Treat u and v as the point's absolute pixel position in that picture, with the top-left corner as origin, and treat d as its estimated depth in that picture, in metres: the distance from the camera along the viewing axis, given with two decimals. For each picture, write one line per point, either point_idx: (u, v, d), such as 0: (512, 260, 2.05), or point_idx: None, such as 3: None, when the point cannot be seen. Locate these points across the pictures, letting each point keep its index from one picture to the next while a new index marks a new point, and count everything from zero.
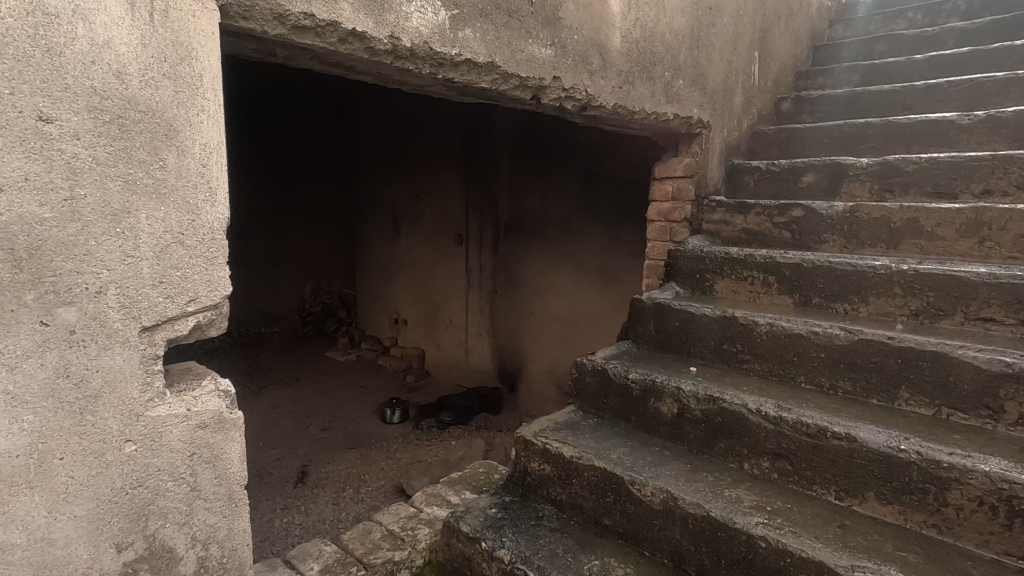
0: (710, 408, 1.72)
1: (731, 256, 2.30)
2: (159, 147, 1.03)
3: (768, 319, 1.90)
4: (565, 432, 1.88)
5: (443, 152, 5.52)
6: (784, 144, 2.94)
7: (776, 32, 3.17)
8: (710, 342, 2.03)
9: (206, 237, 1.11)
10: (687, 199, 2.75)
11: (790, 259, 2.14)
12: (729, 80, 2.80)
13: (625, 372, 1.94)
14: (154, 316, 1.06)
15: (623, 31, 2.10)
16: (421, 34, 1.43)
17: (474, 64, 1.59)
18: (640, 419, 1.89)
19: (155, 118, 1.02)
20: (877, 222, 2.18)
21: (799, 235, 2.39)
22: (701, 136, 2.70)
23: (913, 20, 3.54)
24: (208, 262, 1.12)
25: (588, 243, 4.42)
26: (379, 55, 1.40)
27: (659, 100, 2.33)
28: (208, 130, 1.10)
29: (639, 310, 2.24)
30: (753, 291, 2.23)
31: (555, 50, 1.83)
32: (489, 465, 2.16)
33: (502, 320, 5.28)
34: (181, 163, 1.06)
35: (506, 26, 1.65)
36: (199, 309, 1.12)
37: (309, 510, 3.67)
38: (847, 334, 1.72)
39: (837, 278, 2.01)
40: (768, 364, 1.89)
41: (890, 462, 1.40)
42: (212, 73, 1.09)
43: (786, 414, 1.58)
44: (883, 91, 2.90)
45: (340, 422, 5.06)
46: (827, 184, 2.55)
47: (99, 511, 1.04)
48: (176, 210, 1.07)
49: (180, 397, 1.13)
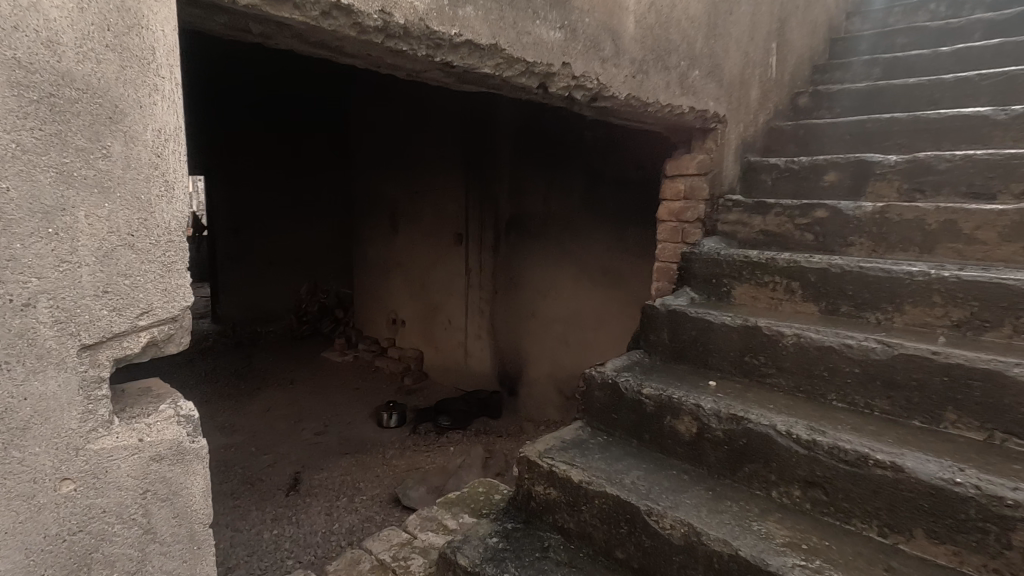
0: (734, 429, 1.56)
1: (750, 261, 2.14)
2: (102, 132, 0.87)
3: (795, 329, 1.74)
4: (573, 453, 1.72)
5: (440, 150, 5.42)
6: (801, 141, 2.78)
7: (794, 24, 3.01)
8: (729, 354, 1.87)
9: (160, 239, 0.95)
10: (701, 198, 2.59)
11: (816, 263, 1.98)
12: (746, 72, 2.64)
13: (638, 387, 1.79)
14: (97, 332, 0.90)
15: (637, 15, 1.94)
16: (417, 10, 1.27)
17: (475, 46, 1.43)
18: (654, 438, 1.74)
19: (95, 98, 0.86)
20: (910, 223, 2.02)
21: (822, 238, 2.23)
22: (716, 132, 2.54)
23: (934, 12, 3.42)
24: (165, 268, 0.96)
25: (591, 244, 4.30)
26: (367, 33, 1.23)
27: (673, 92, 2.17)
28: (162, 114, 0.93)
29: (650, 318, 2.08)
30: (774, 297, 2.07)
31: (565, 34, 1.66)
32: (488, 484, 2.00)
33: (502, 322, 5.11)
34: (130, 152, 0.90)
35: (511, 5, 1.48)
36: (153, 323, 0.96)
37: (300, 521, 3.50)
38: (885, 349, 1.56)
39: (869, 285, 1.85)
40: (794, 379, 1.73)
41: (943, 496, 1.24)
42: (167, 45, 0.93)
43: (819, 437, 1.43)
44: (907, 85, 2.74)
45: (335, 426, 4.91)
46: (851, 183, 2.39)
47: (29, 564, 0.88)
48: (124, 207, 0.90)
49: (130, 425, 0.97)
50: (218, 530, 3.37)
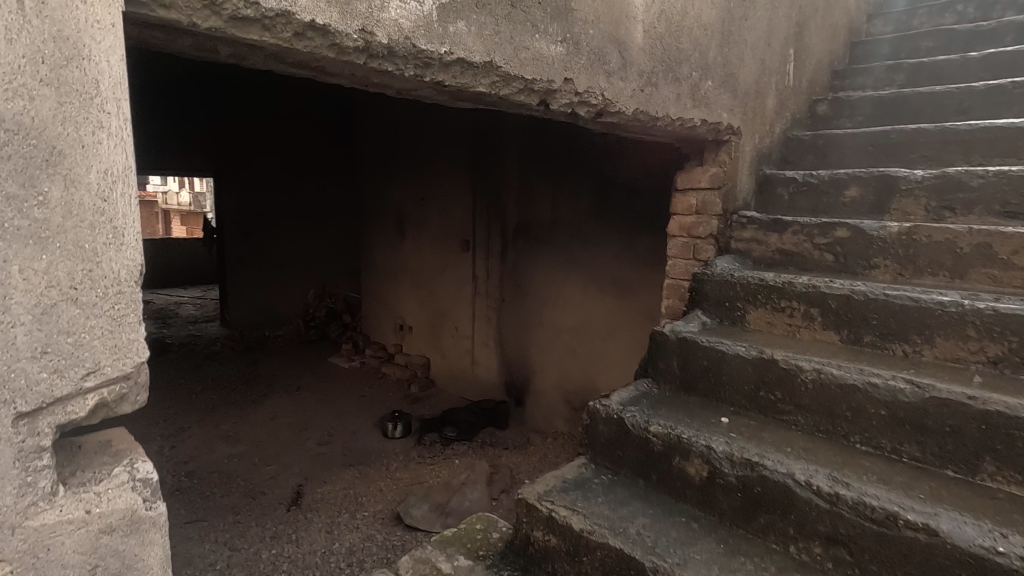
0: (748, 476, 1.44)
1: (766, 283, 2.01)
2: (37, 176, 0.77)
3: (814, 363, 1.62)
4: (574, 495, 1.61)
5: (447, 153, 5.32)
6: (820, 151, 2.64)
7: (813, 28, 2.87)
8: (743, 388, 1.75)
9: (109, 291, 0.86)
10: (713, 214, 2.47)
11: (838, 289, 1.84)
12: (762, 80, 2.51)
13: (644, 425, 1.67)
14: (35, 398, 0.81)
15: (645, 25, 1.81)
16: (402, 28, 1.16)
17: (468, 64, 1.32)
18: (662, 479, 1.62)
19: (29, 138, 0.76)
20: (940, 246, 1.88)
21: (843, 259, 2.10)
22: (730, 144, 2.42)
23: (962, 14, 3.24)
24: (115, 322, 0.87)
25: (601, 254, 4.18)
26: (347, 54, 1.13)
27: (685, 104, 2.04)
28: (110, 153, 0.84)
29: (660, 345, 1.96)
30: (792, 324, 1.94)
31: (567, 47, 1.55)
32: (486, 520, 1.91)
33: (508, 331, 5.00)
34: (71, 197, 0.81)
35: (508, 19, 1.37)
36: (102, 383, 0.87)
37: (300, 540, 3.41)
38: (914, 390, 1.44)
39: (896, 315, 1.72)
40: (813, 418, 1.60)
41: (983, 567, 1.12)
42: (113, 77, 0.83)
43: (842, 490, 1.31)
44: (933, 93, 2.59)
45: (339, 436, 4.83)
46: (874, 199, 2.25)
47: None
48: (65, 259, 0.81)
49: (77, 496, 0.88)
50: (216, 549, 3.29)
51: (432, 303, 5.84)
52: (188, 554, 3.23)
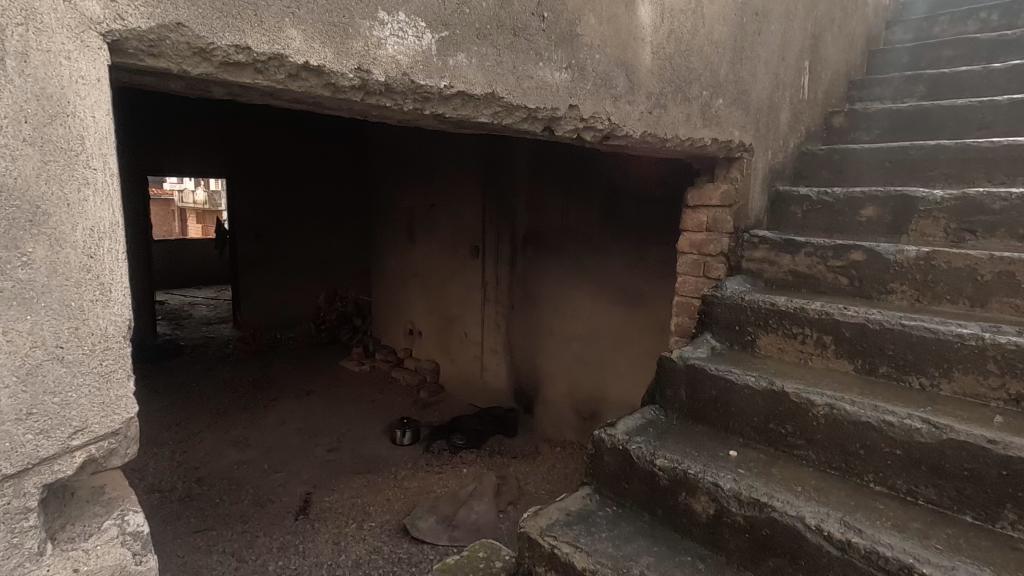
0: (757, 517, 1.40)
1: (777, 309, 1.95)
2: (20, 237, 0.76)
3: (826, 398, 1.56)
4: (577, 529, 1.58)
5: (457, 158, 5.31)
6: (836, 167, 2.57)
7: (829, 38, 2.79)
8: (753, 419, 1.70)
9: (97, 348, 0.85)
10: (724, 232, 2.42)
11: (853, 317, 1.78)
12: (776, 95, 2.45)
13: (650, 457, 1.63)
14: (21, 460, 0.79)
15: (654, 46, 1.77)
16: (399, 64, 1.14)
17: (469, 96, 1.29)
18: (668, 515, 1.59)
19: (12, 200, 0.74)
20: (959, 272, 1.82)
21: (857, 283, 2.03)
22: (742, 160, 2.36)
23: (985, 21, 3.14)
24: (101, 380, 0.86)
25: (611, 263, 4.14)
26: (343, 93, 1.11)
27: (695, 124, 1.99)
28: (95, 210, 0.82)
29: (668, 372, 1.90)
30: (803, 351, 1.89)
31: (572, 73, 1.51)
32: (489, 548, 1.88)
33: (517, 338, 4.97)
34: (56, 257, 0.79)
35: (510, 49, 1.34)
36: (89, 440, 0.85)
37: (307, 551, 3.42)
38: (931, 431, 1.38)
39: (913, 346, 1.66)
40: (826, 454, 1.55)
41: None
42: (99, 132, 0.81)
43: (855, 538, 1.26)
44: (954, 106, 2.51)
45: (348, 443, 4.84)
46: (891, 220, 2.18)
47: None
48: (51, 318, 0.80)
49: (65, 554, 0.86)
50: (223, 560, 3.30)
51: (442, 309, 5.83)
52: (195, 565, 3.24)
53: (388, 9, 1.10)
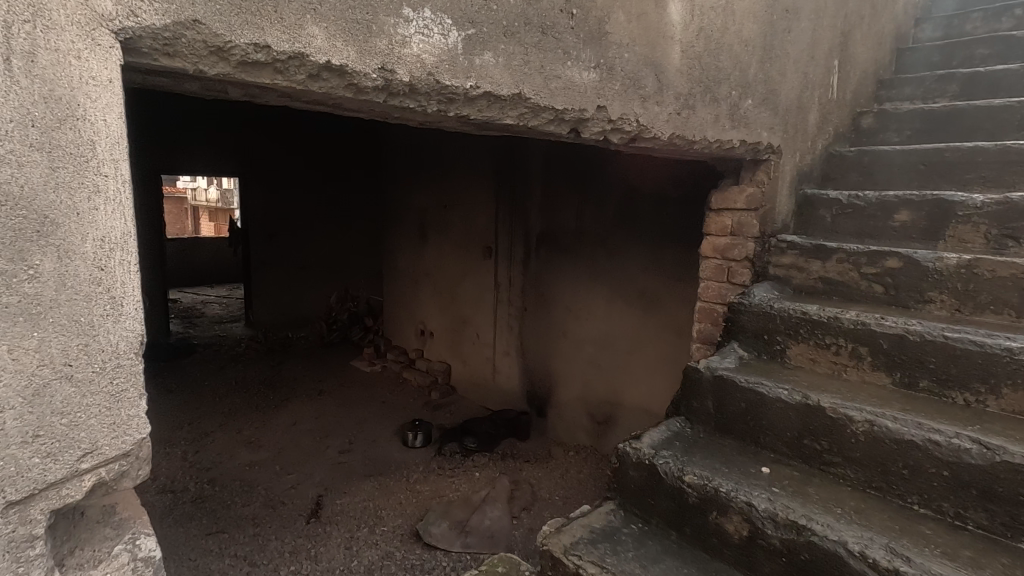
0: (794, 540, 1.33)
1: (807, 317, 1.88)
2: (26, 249, 0.71)
3: (865, 413, 1.49)
4: (603, 548, 1.52)
5: (469, 159, 5.26)
6: (866, 169, 2.47)
7: (859, 36, 2.70)
8: (785, 434, 1.63)
9: (108, 366, 0.80)
10: (749, 236, 2.34)
11: (891, 329, 1.70)
12: (804, 95, 2.37)
13: (678, 474, 1.56)
14: (27, 485, 0.74)
15: (683, 44, 1.70)
16: (425, 62, 1.08)
17: (495, 97, 1.23)
18: (698, 533, 1.52)
19: (17, 209, 0.69)
20: (1004, 282, 1.73)
21: (893, 291, 1.95)
22: (768, 163, 2.29)
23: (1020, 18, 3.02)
24: (111, 399, 0.81)
25: (627, 266, 4.06)
26: (366, 94, 1.06)
27: (723, 125, 1.92)
28: (106, 217, 0.77)
29: (694, 383, 1.83)
30: (835, 363, 1.81)
31: (600, 73, 1.45)
32: (509, 563, 1.83)
33: (530, 340, 4.90)
34: (63, 269, 0.74)
35: (538, 47, 1.28)
36: (99, 463, 0.81)
37: (319, 556, 3.38)
38: (982, 452, 1.31)
39: (957, 360, 1.58)
40: (865, 473, 1.48)
41: None
42: (109, 136, 0.76)
43: (903, 566, 1.18)
44: (992, 107, 2.41)
45: (360, 444, 4.80)
46: (927, 224, 2.09)
47: None
48: (59, 334, 0.75)
49: None
50: (235, 564, 3.27)
51: (454, 310, 5.78)
52: (207, 569, 3.22)
53: (413, 5, 1.05)
